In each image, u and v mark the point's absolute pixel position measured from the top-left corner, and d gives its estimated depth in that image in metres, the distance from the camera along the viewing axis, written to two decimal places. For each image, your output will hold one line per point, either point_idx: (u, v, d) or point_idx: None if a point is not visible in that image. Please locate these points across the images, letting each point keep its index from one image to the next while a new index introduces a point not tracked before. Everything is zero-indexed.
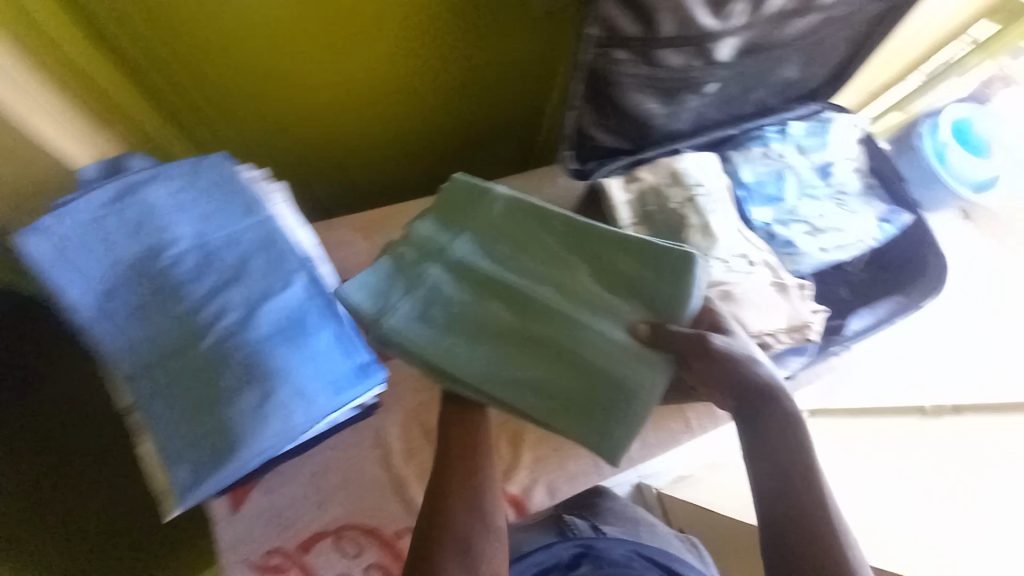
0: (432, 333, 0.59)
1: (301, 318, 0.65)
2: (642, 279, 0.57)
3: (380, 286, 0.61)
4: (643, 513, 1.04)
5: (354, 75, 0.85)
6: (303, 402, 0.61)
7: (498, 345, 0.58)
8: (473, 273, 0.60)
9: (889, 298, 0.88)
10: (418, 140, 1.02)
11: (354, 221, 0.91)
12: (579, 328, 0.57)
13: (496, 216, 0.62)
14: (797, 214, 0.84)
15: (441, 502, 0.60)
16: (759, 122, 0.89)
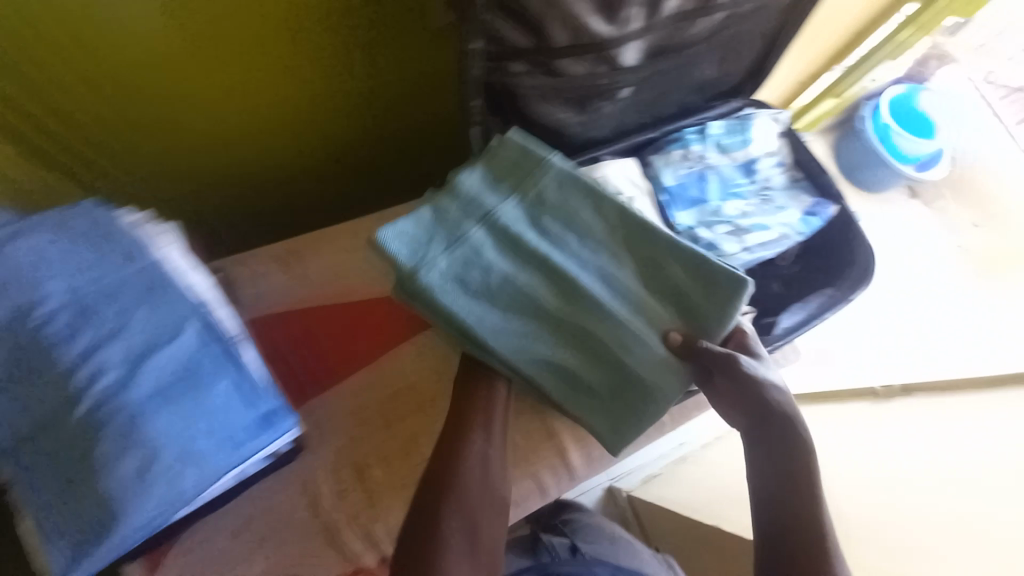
0: (473, 294, 0.69)
1: (192, 372, 0.63)
2: (684, 286, 0.71)
3: (422, 238, 0.69)
4: (616, 527, 1.07)
5: (256, 108, 0.83)
6: (192, 463, 0.60)
7: (535, 317, 0.70)
8: (514, 241, 0.70)
9: (818, 292, 0.88)
10: (337, 166, 1.00)
11: (270, 254, 0.88)
12: (614, 320, 0.71)
13: (548, 194, 0.72)
14: (720, 214, 0.83)
15: (461, 459, 0.70)
16: (678, 124, 0.88)
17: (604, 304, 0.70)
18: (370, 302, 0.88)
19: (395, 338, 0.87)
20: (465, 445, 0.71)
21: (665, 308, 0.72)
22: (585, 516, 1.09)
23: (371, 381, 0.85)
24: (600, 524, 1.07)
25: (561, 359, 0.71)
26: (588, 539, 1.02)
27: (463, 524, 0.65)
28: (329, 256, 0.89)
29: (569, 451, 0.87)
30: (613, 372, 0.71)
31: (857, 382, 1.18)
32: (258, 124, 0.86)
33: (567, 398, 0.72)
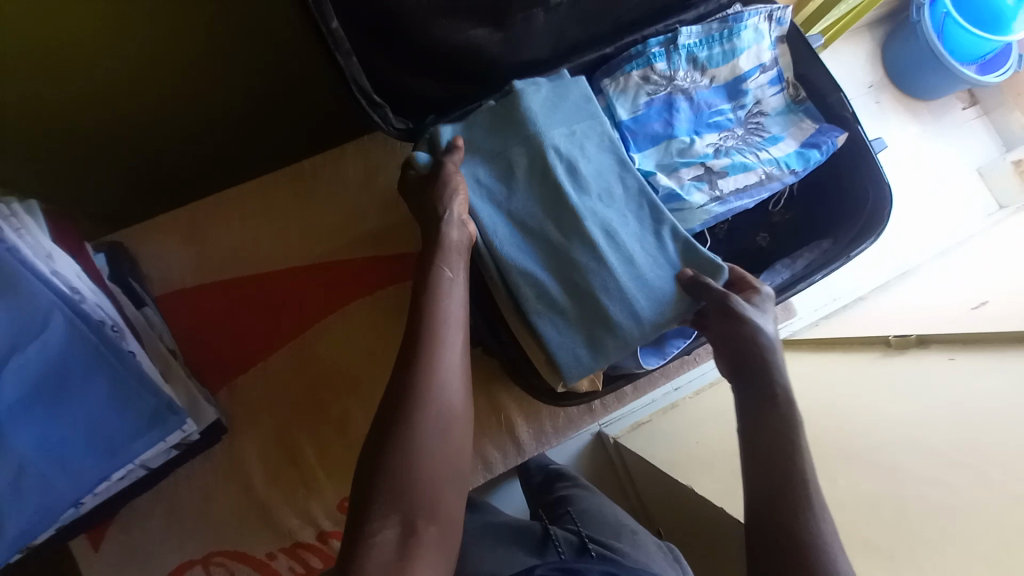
0: (483, 201, 0.60)
1: (62, 372, 0.56)
2: (681, 270, 0.60)
3: (470, 141, 0.62)
4: (622, 513, 0.94)
5: (75, 27, 0.68)
6: (73, 469, 0.59)
7: (532, 247, 0.59)
8: (544, 167, 0.59)
9: (813, 246, 0.72)
10: (231, 102, 0.86)
11: (175, 223, 0.80)
12: (605, 267, 0.58)
13: (592, 137, 0.61)
14: (687, 154, 0.66)
15: (428, 344, 0.52)
16: (641, 33, 0.68)
17: (602, 262, 0.58)
18: (295, 270, 0.81)
19: (325, 309, 0.81)
20: (436, 323, 0.53)
21: (660, 285, 0.60)
22: (588, 501, 0.96)
23: (299, 356, 0.79)
24: (604, 510, 0.94)
25: (547, 298, 0.59)
26: (598, 530, 0.88)
27: (434, 428, 0.50)
28: (243, 220, 0.80)
29: (517, 427, 0.79)
30: (593, 331, 0.59)
31: (870, 331, 1.01)
32: (87, 48, 0.71)
33: (546, 329, 0.59)
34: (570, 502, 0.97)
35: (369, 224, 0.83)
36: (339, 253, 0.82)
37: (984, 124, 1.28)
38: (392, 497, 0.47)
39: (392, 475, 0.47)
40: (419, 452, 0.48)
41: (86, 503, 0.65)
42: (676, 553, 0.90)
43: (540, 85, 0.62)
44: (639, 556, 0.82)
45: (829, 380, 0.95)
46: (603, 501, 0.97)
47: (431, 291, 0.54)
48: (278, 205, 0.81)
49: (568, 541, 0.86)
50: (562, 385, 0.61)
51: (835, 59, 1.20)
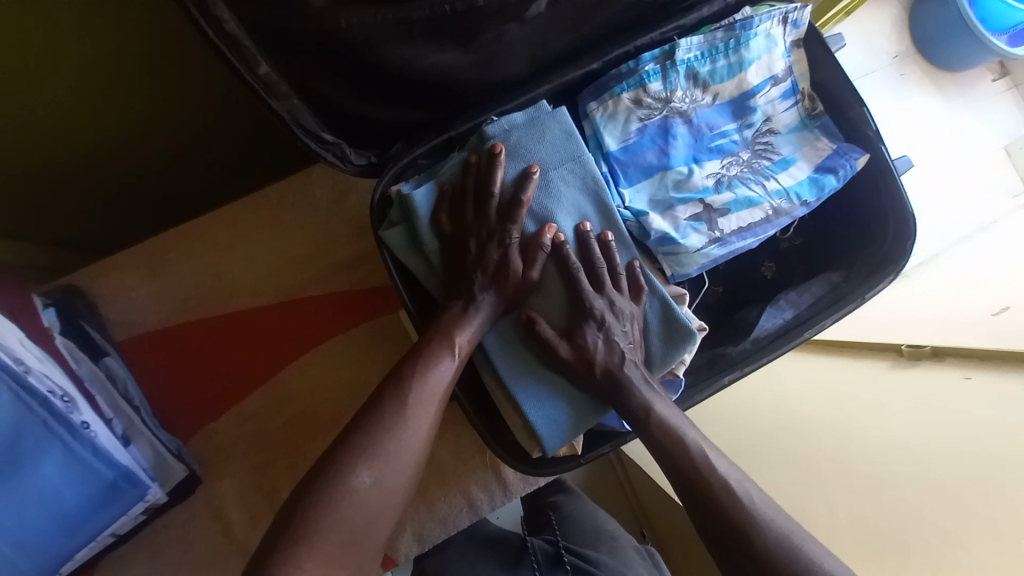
0: (449, 258, 0.54)
1: (8, 451, 0.52)
2: (651, 330, 0.56)
3: (431, 189, 0.54)
4: (603, 515, 0.92)
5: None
6: (34, 553, 0.55)
7: (507, 309, 0.55)
8: (512, 224, 0.53)
9: (822, 279, 0.66)
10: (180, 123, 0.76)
11: (127, 261, 0.74)
12: (581, 332, 0.53)
13: (567, 185, 0.54)
14: (684, 187, 0.58)
15: (400, 400, 0.50)
16: (634, 44, 0.58)
17: (581, 328, 0.53)
18: (266, 308, 0.76)
19: (296, 350, 0.76)
20: (413, 373, 0.52)
21: (651, 345, 0.56)
22: (571, 507, 0.93)
23: (273, 400, 0.76)
24: (586, 513, 0.91)
25: (527, 362, 0.55)
26: (577, 535, 0.87)
27: (383, 480, 0.48)
28: (203, 257, 0.75)
29: (503, 466, 0.76)
30: (576, 405, 0.55)
31: (877, 333, 0.94)
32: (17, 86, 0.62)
33: (529, 408, 0.54)
34: (555, 509, 0.93)
35: (341, 256, 0.77)
36: (311, 287, 0.77)
37: (1016, 98, 1.18)
38: (330, 543, 0.45)
39: (353, 524, 0.46)
40: (376, 509, 0.48)
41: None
42: (656, 556, 0.87)
43: (513, 123, 0.54)
44: (615, 566, 0.81)
45: (833, 380, 0.92)
46: (585, 503, 0.93)
47: (429, 358, 0.52)
48: (241, 237, 0.75)
49: (543, 552, 0.85)
50: (538, 451, 0.56)
51: (858, 28, 1.08)
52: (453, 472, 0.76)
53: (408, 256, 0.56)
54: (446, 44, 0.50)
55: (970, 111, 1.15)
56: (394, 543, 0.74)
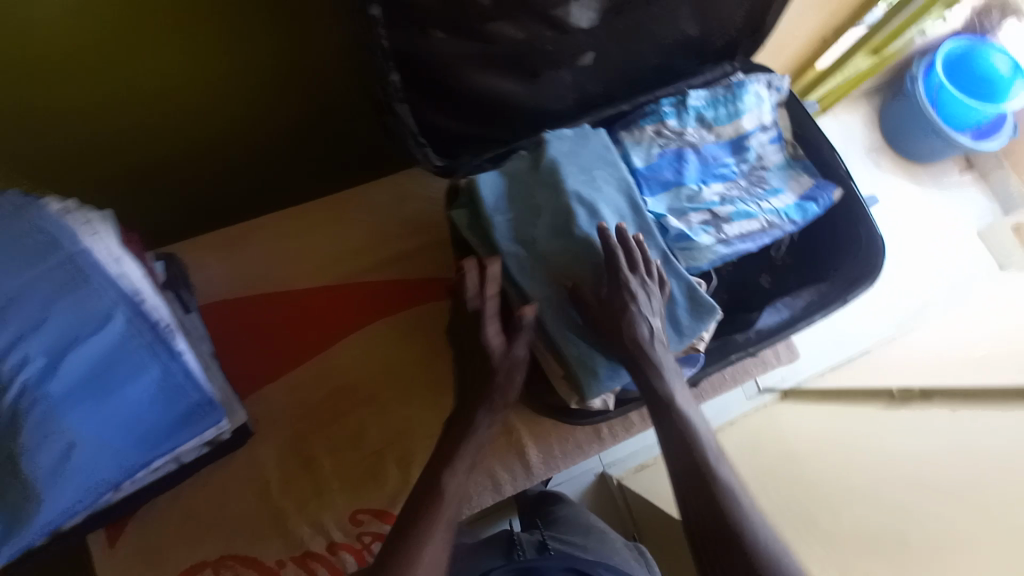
0: (516, 244, 0.65)
1: (118, 363, 0.61)
2: (678, 306, 0.66)
3: (501, 187, 0.66)
4: (592, 516, 0.99)
5: (151, 60, 0.72)
6: (119, 454, 0.62)
7: (553, 278, 0.64)
8: (566, 220, 0.64)
9: (810, 288, 0.78)
10: (279, 142, 0.91)
11: (214, 240, 0.85)
12: (620, 294, 0.63)
13: (611, 188, 0.66)
14: (696, 200, 0.72)
15: (418, 524, 0.60)
16: (655, 94, 0.77)
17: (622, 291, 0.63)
18: (326, 289, 0.87)
19: (349, 327, 0.85)
20: (426, 500, 0.61)
21: (681, 319, 0.66)
22: (565, 510, 1.01)
23: (322, 370, 0.83)
24: (577, 516, 0.98)
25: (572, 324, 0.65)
26: (561, 538, 0.92)
27: None
28: (279, 242, 0.87)
29: (527, 450, 0.82)
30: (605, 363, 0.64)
31: (872, 381, 1.05)
32: (171, 94, 0.77)
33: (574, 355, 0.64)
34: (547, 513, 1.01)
35: (398, 251, 0.89)
36: (368, 275, 0.88)
37: (982, 188, 1.37)
38: None
39: None
40: None
41: (119, 490, 0.67)
42: (642, 548, 0.94)
43: (564, 135, 0.68)
44: (598, 553, 0.88)
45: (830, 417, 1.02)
46: (577, 505, 1.01)
47: (436, 481, 0.62)
48: (316, 226, 0.88)
49: (530, 542, 0.89)
50: (576, 402, 0.67)
51: (838, 125, 1.30)
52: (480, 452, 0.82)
53: (472, 232, 0.68)
54: (516, 78, 0.67)
55: (940, 196, 1.33)
56: None
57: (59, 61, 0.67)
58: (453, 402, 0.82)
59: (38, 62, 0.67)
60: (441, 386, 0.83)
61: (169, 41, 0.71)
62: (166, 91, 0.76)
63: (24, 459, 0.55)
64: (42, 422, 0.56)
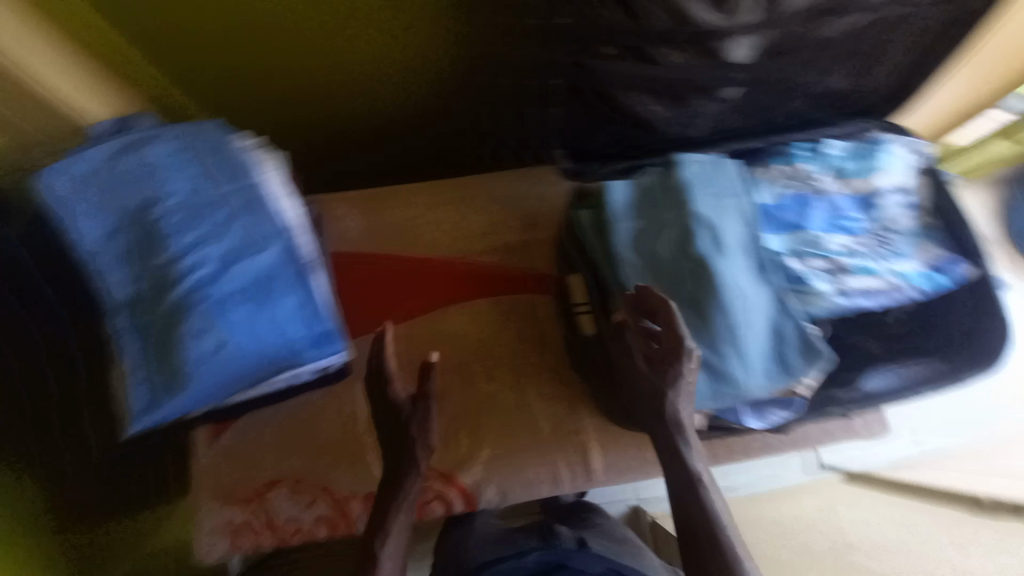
0: (635, 256, 0.68)
1: (269, 282, 0.69)
2: (790, 346, 0.65)
3: (631, 200, 0.70)
4: (624, 528, 1.03)
5: (342, 37, 0.82)
6: (256, 362, 0.68)
7: (666, 292, 0.66)
8: (688, 242, 0.65)
9: (921, 362, 0.74)
10: (420, 128, 0.97)
11: (353, 198, 0.96)
12: (730, 322, 0.63)
13: (738, 220, 0.67)
14: (819, 246, 0.72)
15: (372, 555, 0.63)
16: (791, 136, 0.79)
17: (732, 320, 0.63)
18: (436, 260, 0.94)
19: (452, 299, 0.92)
20: (380, 530, 0.65)
21: (790, 359, 0.64)
22: (602, 519, 1.04)
23: (419, 332, 0.91)
24: (613, 528, 1.00)
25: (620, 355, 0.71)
26: (597, 541, 0.92)
27: None
28: (406, 210, 0.96)
29: (591, 453, 0.86)
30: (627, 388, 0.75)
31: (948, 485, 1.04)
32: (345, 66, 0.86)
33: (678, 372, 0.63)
34: (584, 515, 1.04)
35: (505, 241, 0.95)
36: (474, 257, 0.95)
37: None
38: None
39: None
40: None
41: (240, 395, 0.73)
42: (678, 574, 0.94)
43: (700, 160, 0.70)
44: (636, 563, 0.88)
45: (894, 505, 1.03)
46: (614, 519, 1.04)
47: (383, 516, 0.66)
48: (441, 202, 0.96)
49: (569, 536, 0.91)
50: None
51: None
52: (546, 443, 0.86)
53: (594, 235, 0.72)
54: (664, 100, 0.70)
55: None
56: (479, 483, 0.85)
57: (273, 23, 0.79)
58: (529, 390, 0.88)
59: (258, 22, 0.79)
60: (522, 372, 0.89)
61: (358, 19, 0.79)
62: (341, 63, 0.85)
63: (185, 341, 0.64)
64: (206, 316, 0.65)
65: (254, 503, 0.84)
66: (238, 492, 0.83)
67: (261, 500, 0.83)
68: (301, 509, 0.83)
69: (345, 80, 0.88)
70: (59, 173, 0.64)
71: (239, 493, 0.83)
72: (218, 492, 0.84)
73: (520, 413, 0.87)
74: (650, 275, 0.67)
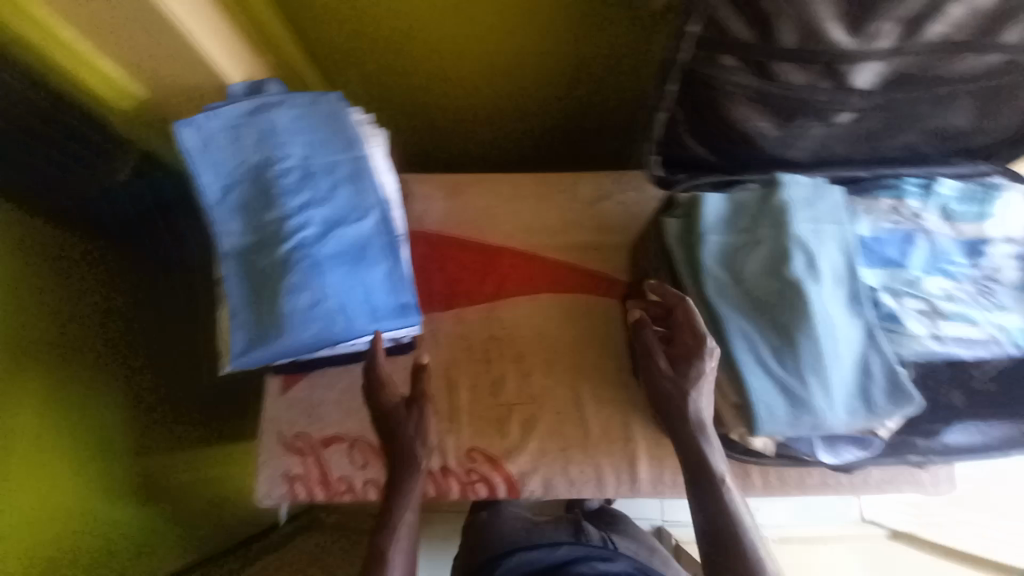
0: (721, 269, 0.68)
1: (364, 249, 0.73)
2: (874, 383, 0.63)
3: (723, 214, 0.69)
4: (647, 534, 1.02)
5: (456, 29, 0.83)
6: (344, 323, 0.71)
7: (751, 311, 0.65)
8: (779, 262, 0.64)
9: (1010, 423, 0.70)
10: (512, 118, 1.01)
11: (439, 180, 1.00)
12: (817, 350, 0.61)
13: (835, 248, 0.66)
14: (916, 287, 0.69)
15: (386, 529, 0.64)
16: (900, 171, 0.76)
17: (819, 348, 0.61)
18: (511, 250, 0.96)
19: (522, 289, 0.94)
20: (394, 504, 0.66)
21: (875, 398, 0.62)
22: (627, 523, 1.03)
23: (486, 317, 0.93)
24: (637, 533, 1.00)
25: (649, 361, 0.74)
26: (624, 545, 0.93)
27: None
28: (487, 198, 0.98)
29: (640, 462, 0.85)
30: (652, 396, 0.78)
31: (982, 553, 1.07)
32: (452, 54, 0.88)
33: (757, 395, 0.61)
34: (610, 518, 1.04)
35: (580, 241, 0.96)
36: (548, 252, 0.96)
37: None
38: None
39: None
40: None
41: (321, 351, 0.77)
42: None
43: (801, 183, 0.69)
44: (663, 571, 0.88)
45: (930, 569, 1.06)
46: (639, 527, 1.03)
47: (396, 494, 0.66)
48: (522, 194, 0.99)
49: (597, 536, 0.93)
50: (737, 434, 0.67)
51: None
52: (597, 445, 0.86)
53: (679, 243, 0.72)
54: (775, 117, 0.69)
55: None
56: (525, 473, 0.85)
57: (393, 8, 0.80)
58: (586, 390, 0.89)
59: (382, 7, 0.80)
60: (579, 372, 0.90)
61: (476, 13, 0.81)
62: (448, 52, 0.87)
63: (286, 293, 0.69)
64: (306, 272, 0.69)
65: (312, 455, 0.88)
66: (299, 442, 0.88)
67: (319, 453, 0.88)
68: (354, 468, 0.87)
69: (450, 68, 0.91)
70: (198, 127, 0.71)
71: (300, 444, 0.88)
72: (282, 439, 0.89)
73: (573, 411, 0.88)
74: (736, 291, 0.66)
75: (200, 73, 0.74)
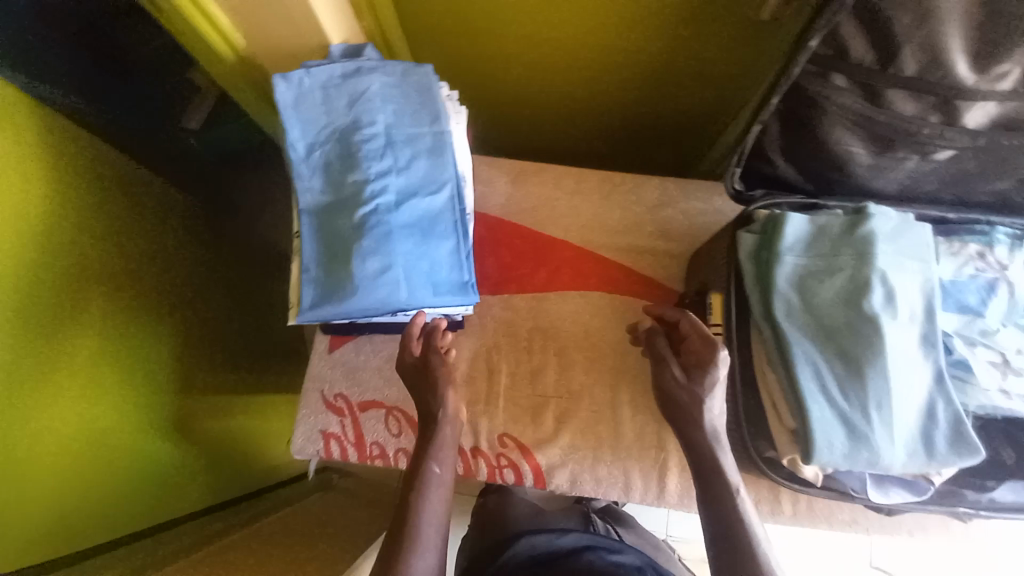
0: (793, 291, 0.67)
1: (435, 222, 0.74)
2: (937, 429, 0.62)
3: (803, 235, 0.68)
4: (652, 533, 1.02)
5: (551, 15, 0.82)
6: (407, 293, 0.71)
7: (819, 337, 0.64)
8: (857, 294, 0.63)
9: None
10: (586, 109, 1.00)
11: (505, 165, 1.00)
12: (885, 388, 0.60)
13: (916, 287, 0.64)
14: (991, 338, 0.67)
15: (417, 484, 0.61)
16: (991, 217, 0.74)
17: (888, 386, 0.60)
18: (567, 244, 0.96)
19: (574, 284, 0.94)
20: (424, 462, 0.64)
21: (937, 443, 0.61)
22: (634, 521, 1.03)
23: (533, 306, 0.93)
24: (645, 536, 1.00)
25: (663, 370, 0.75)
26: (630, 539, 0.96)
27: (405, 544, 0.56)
28: (550, 190, 0.98)
29: (670, 473, 0.85)
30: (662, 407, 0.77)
31: None
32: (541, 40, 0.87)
33: (817, 424, 0.61)
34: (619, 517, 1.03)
35: (637, 244, 0.96)
36: (603, 251, 0.96)
37: None
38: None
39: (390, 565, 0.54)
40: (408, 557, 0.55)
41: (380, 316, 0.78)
42: None
43: (887, 216, 0.68)
44: None
45: None
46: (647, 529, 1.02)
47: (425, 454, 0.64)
48: (585, 189, 0.98)
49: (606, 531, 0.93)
50: (788, 459, 0.67)
51: None
52: (630, 449, 0.86)
53: (750, 259, 0.71)
54: (873, 145, 0.68)
55: None
56: (554, 465, 0.85)
57: None
58: (624, 393, 0.89)
59: None
60: (620, 374, 0.90)
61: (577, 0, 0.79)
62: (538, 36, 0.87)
63: (357, 256, 0.69)
64: (379, 238, 0.70)
65: (349, 416, 0.90)
66: (338, 402, 0.90)
67: (356, 415, 0.90)
68: (388, 435, 0.88)
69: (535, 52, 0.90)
70: (290, 82, 0.71)
71: (339, 404, 0.90)
72: (322, 397, 0.91)
73: (609, 411, 0.88)
74: (807, 316, 0.65)
75: (297, 30, 0.75)
